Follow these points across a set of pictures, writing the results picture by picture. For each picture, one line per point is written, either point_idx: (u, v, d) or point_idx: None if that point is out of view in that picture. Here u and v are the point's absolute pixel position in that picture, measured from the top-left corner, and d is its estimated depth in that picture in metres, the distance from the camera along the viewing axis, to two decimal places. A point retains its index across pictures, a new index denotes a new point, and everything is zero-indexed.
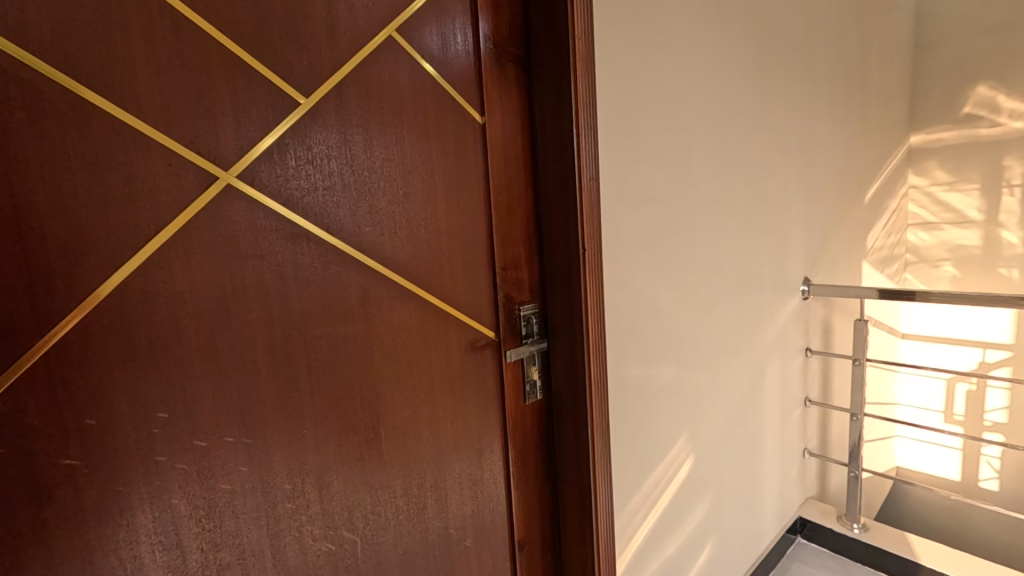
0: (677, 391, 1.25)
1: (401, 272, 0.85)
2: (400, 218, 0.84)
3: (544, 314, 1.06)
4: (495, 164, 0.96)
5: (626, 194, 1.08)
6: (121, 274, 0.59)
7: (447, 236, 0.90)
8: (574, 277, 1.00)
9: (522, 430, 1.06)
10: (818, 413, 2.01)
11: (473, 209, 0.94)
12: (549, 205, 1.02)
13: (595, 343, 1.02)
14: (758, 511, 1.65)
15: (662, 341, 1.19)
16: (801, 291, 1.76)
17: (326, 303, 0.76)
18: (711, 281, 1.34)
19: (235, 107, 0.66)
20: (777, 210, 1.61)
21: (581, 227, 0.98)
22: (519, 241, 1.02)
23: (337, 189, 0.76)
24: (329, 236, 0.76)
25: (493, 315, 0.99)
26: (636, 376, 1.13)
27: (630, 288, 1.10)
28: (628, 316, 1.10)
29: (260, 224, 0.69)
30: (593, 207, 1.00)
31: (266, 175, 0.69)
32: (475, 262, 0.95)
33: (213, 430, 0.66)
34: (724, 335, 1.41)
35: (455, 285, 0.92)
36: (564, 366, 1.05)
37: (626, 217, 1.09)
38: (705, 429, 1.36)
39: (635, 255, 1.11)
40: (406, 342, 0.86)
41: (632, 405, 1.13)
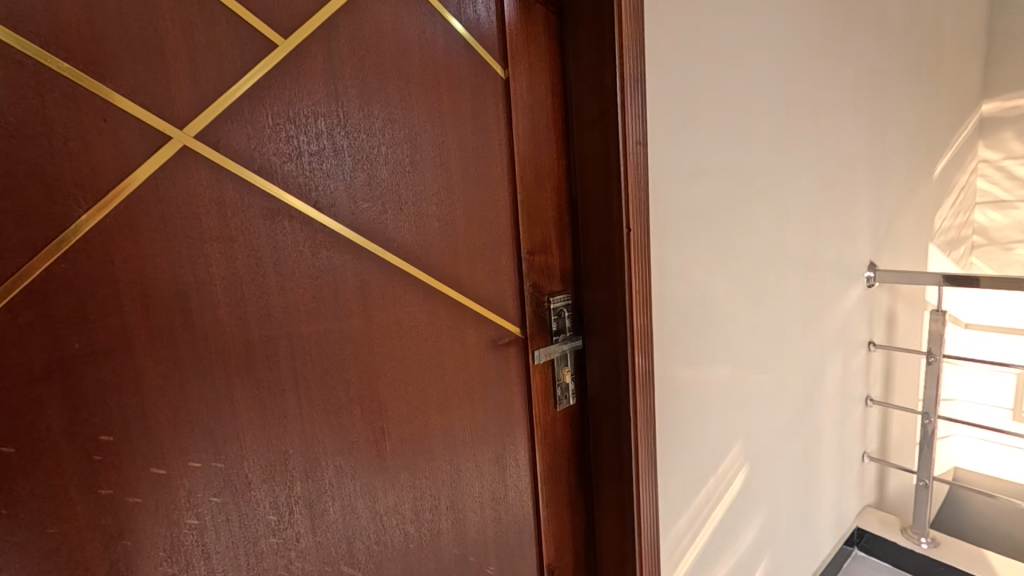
0: (731, 394, 1.08)
1: (409, 257, 0.70)
2: (407, 193, 0.69)
3: (578, 306, 0.91)
4: (520, 129, 0.81)
5: (677, 165, 0.91)
6: (44, 261, 0.46)
7: (463, 214, 0.76)
8: (617, 262, 0.84)
9: (552, 441, 0.92)
10: (878, 413, 1.81)
11: (494, 182, 0.79)
12: (586, 178, 0.86)
13: (641, 341, 0.87)
14: (814, 523, 1.48)
15: (715, 338, 1.02)
16: (866, 278, 1.56)
17: (317, 296, 0.62)
18: (770, 268, 1.16)
19: (193, 48, 0.52)
20: (842, 185, 1.41)
21: (627, 203, 0.82)
22: (549, 221, 0.86)
23: (327, 155, 0.62)
24: (318, 213, 0.62)
25: (519, 309, 0.84)
26: (686, 378, 0.97)
27: (680, 276, 0.93)
28: (677, 309, 0.94)
29: (229, 198, 0.55)
30: (640, 178, 0.83)
31: (234, 136, 0.55)
32: (498, 246, 0.80)
33: (176, 453, 0.54)
34: (784, 328, 1.23)
35: (473, 272, 0.78)
36: (602, 366, 0.90)
37: (677, 192, 0.92)
38: (761, 435, 1.19)
39: (685, 237, 0.94)
40: (415, 342, 0.72)
41: (680, 411, 0.97)
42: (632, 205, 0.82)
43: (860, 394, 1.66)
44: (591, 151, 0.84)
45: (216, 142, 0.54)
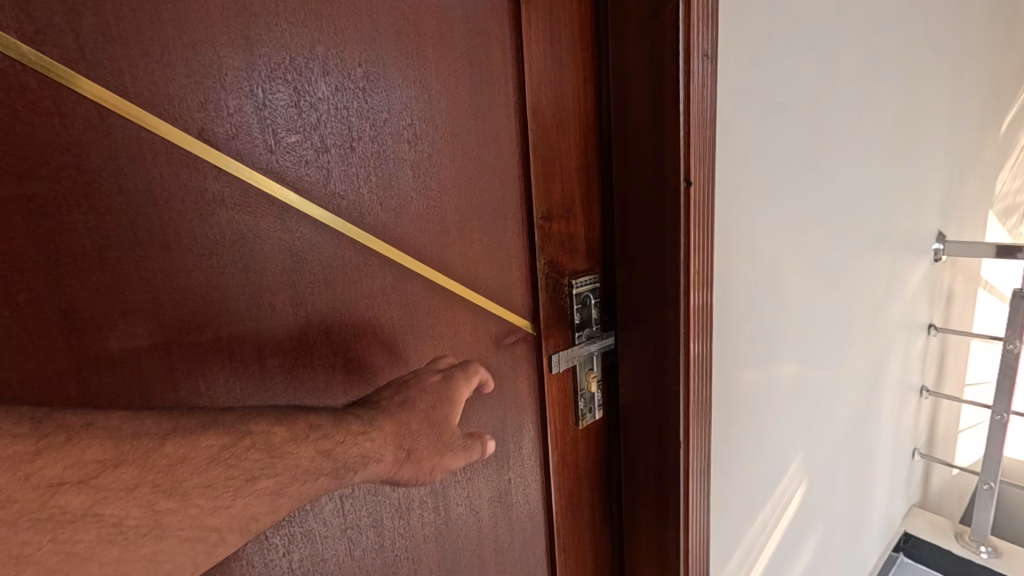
0: (795, 398, 0.87)
1: (371, 224, 0.47)
2: (365, 125, 0.45)
3: (610, 290, 0.69)
4: (533, 37, 0.56)
5: (750, 96, 0.66)
6: None
7: (451, 161, 0.52)
8: (668, 230, 0.61)
9: (574, 466, 0.71)
10: (930, 403, 1.60)
11: (496, 117, 0.55)
12: (627, 113, 0.62)
13: (696, 339, 0.65)
14: (865, 533, 1.29)
15: (782, 330, 0.80)
16: (934, 251, 1.33)
17: (218, 282, 0.39)
18: (842, 240, 0.93)
19: None
20: (918, 138, 1.16)
21: (686, 146, 0.58)
22: (571, 174, 0.63)
23: (227, 56, 0.38)
24: (213, 151, 0.38)
25: (531, 296, 0.61)
26: (747, 383, 0.75)
27: (746, 251, 0.70)
28: (742, 293, 0.71)
29: (36, 116, 0.32)
30: (706, 111, 0.59)
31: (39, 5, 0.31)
32: (504, 208, 0.57)
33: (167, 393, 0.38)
34: (852, 314, 1.00)
35: (468, 244, 0.55)
36: (642, 370, 0.68)
37: (749, 133, 0.67)
38: (821, 444, 0.99)
39: (754, 198, 0.70)
40: (383, 348, 0.49)
41: (738, 425, 0.76)
42: (692, 150, 0.59)
43: (916, 384, 1.45)
44: (634, 72, 0.60)
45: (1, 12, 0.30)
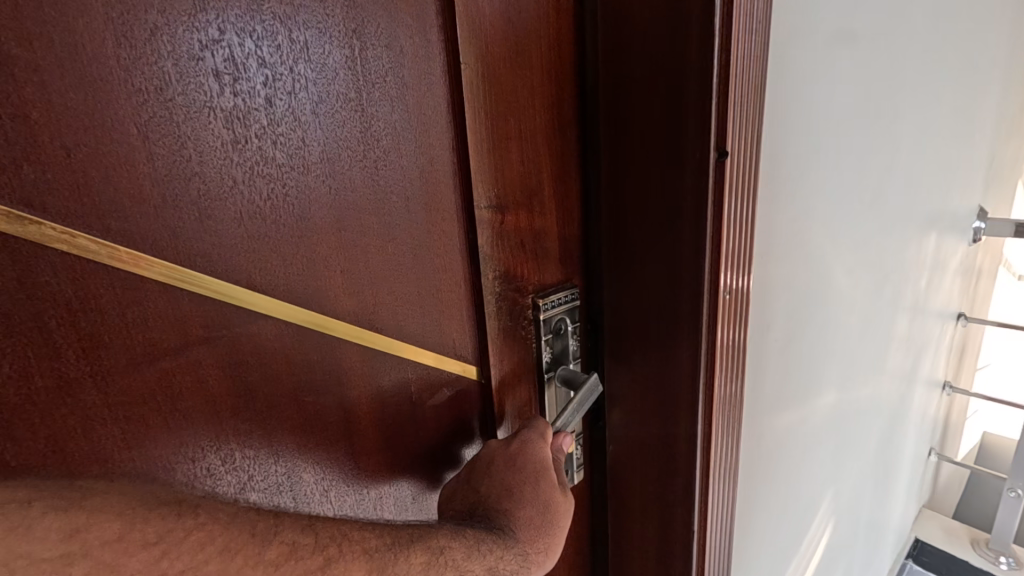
0: (830, 430, 0.69)
1: (149, 231, 0.25)
2: (107, 39, 0.23)
3: (596, 306, 0.48)
4: None
5: (807, 14, 0.44)
6: None
7: (321, 111, 0.29)
8: (683, 225, 0.40)
9: None
10: (948, 398, 1.46)
11: (408, 37, 0.32)
12: (619, 37, 0.39)
13: (721, 382, 0.44)
14: (881, 553, 1.16)
15: (818, 349, 0.60)
16: (975, 230, 1.15)
17: None
18: (895, 226, 0.73)
19: None
20: (977, 96, 0.96)
21: (722, 89, 0.36)
22: (538, 135, 0.40)
23: None
24: None
25: (478, 326, 0.40)
26: (781, 423, 0.57)
27: (788, 248, 0.50)
28: (780, 307, 0.52)
29: None
30: (753, 32, 0.37)
31: None
32: (427, 193, 0.35)
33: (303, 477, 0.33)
34: (895, 314, 0.82)
35: (360, 257, 0.33)
36: (640, 421, 0.48)
37: (806, 76, 0.46)
38: (852, 475, 0.82)
39: (801, 171, 0.49)
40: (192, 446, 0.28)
41: (768, 480, 0.58)
42: (731, 98, 0.37)
43: (939, 380, 1.29)
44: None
45: None
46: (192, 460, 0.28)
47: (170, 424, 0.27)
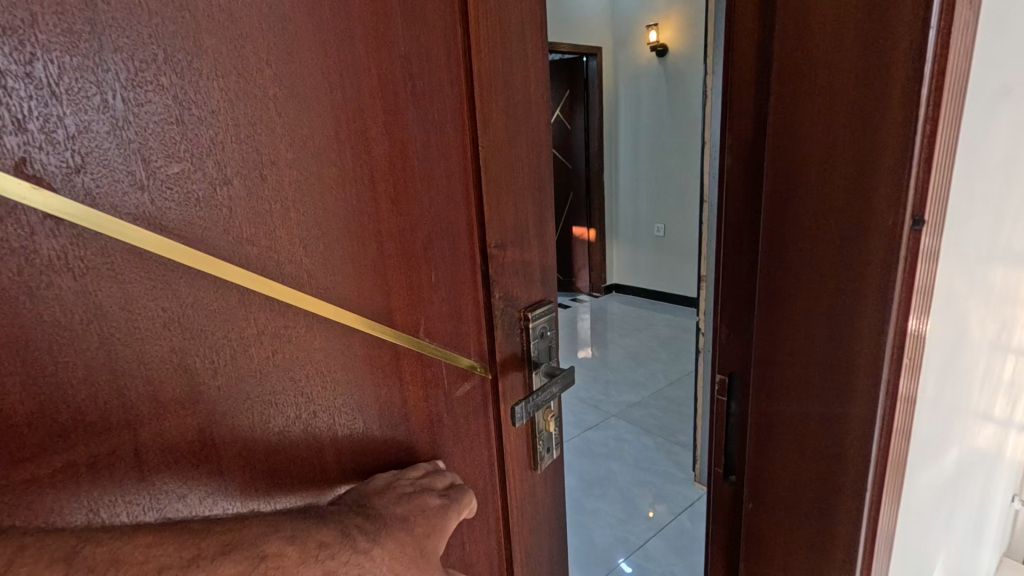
0: (954, 472, 0.78)
1: (294, 275, 0.36)
2: (280, 148, 0.34)
3: (733, 352, 0.57)
4: (486, 33, 0.47)
5: (982, 125, 0.54)
6: None
7: (394, 184, 0.42)
8: (866, 285, 0.45)
9: (536, 508, 0.64)
10: None
11: (445, 129, 0.46)
12: (794, 123, 0.46)
13: (902, 423, 0.49)
14: None
15: (952, 384, 0.68)
16: None
17: (72, 381, 0.27)
18: (1009, 280, 0.82)
19: None
20: None
21: (925, 163, 0.42)
22: (525, 190, 0.55)
23: (43, 28, 0.24)
24: (64, 202, 0.26)
25: (487, 332, 0.53)
26: (928, 464, 0.66)
27: (951, 318, 0.59)
28: (940, 366, 0.60)
29: None
30: (948, 110, 0.42)
31: None
32: (455, 237, 0.48)
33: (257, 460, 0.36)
34: (999, 362, 0.91)
35: (415, 287, 0.45)
36: (801, 459, 0.53)
37: (976, 174, 0.56)
38: (964, 512, 0.91)
39: (965, 230, 0.56)
40: (312, 424, 0.39)
41: (915, 515, 0.66)
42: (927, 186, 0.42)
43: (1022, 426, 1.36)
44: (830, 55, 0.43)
45: None
46: (314, 436, 0.39)
47: (132, 461, 0.29)
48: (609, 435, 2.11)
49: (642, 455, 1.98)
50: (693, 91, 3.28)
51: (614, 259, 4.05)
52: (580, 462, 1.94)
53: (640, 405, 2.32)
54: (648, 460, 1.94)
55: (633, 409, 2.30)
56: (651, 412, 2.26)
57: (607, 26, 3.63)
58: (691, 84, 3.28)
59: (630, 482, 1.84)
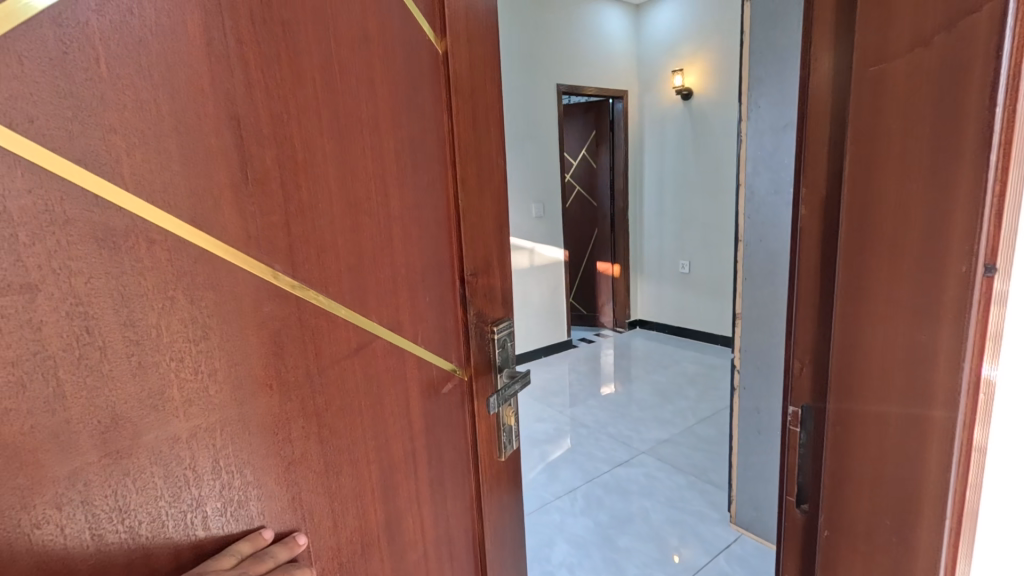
0: None
1: (339, 295, 0.49)
2: (335, 203, 0.48)
3: (806, 384, 0.53)
4: (462, 117, 0.65)
5: None
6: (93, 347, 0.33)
7: (401, 229, 0.56)
8: (942, 319, 0.42)
9: (499, 494, 0.77)
10: None
11: (435, 187, 0.61)
12: (871, 148, 0.43)
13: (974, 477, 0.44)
14: None
15: None
16: None
17: (204, 366, 0.38)
18: None
19: (164, 48, 0.35)
20: None
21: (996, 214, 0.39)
22: (489, 231, 0.71)
23: (205, 128, 0.37)
24: (210, 241, 0.38)
25: (465, 343, 0.68)
26: None
27: None
28: None
29: (63, 209, 0.31)
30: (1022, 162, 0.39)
31: (55, 109, 0.30)
32: (440, 268, 0.63)
33: (203, 536, 0.39)
34: None
35: (414, 305, 0.59)
36: (878, 499, 0.47)
37: None
38: None
39: None
40: (348, 411, 0.50)
41: None
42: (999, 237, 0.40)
43: None
44: (897, 101, 0.41)
45: (32, 120, 0.29)
46: (349, 420, 0.51)
47: (212, 452, 0.39)
48: (640, 472, 2.19)
49: (675, 493, 2.03)
50: (719, 133, 3.51)
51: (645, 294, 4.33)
52: (612, 499, 2.02)
53: (671, 443, 2.40)
54: (680, 499, 1.99)
55: (665, 446, 2.38)
56: (683, 450, 2.33)
57: (631, 67, 3.93)
58: (721, 124, 3.49)
59: (661, 520, 1.89)
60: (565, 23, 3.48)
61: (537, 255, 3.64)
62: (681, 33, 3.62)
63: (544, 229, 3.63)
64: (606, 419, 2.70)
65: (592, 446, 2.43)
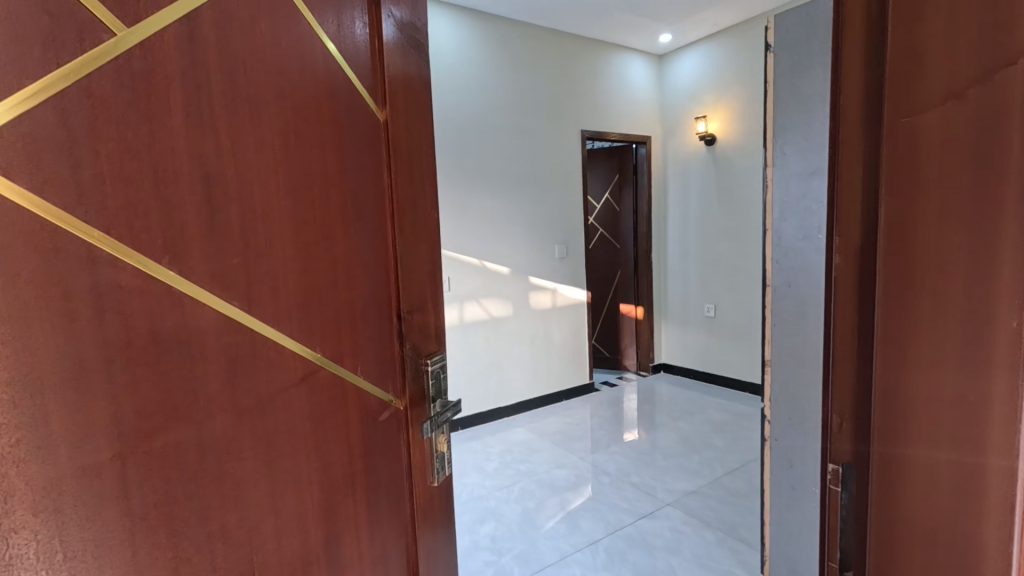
0: None
1: (288, 329, 0.55)
2: (289, 249, 0.55)
3: (848, 438, 0.52)
4: (399, 175, 0.74)
5: None
6: (87, 371, 0.38)
7: (345, 270, 0.63)
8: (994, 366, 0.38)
9: (432, 518, 0.82)
10: None
11: (376, 235, 0.69)
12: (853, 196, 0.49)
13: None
14: None
15: None
16: None
17: (170, 390, 0.43)
18: None
19: (152, 124, 0.42)
20: None
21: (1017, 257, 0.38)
22: (423, 274, 0.80)
23: (182, 185, 0.44)
24: (181, 280, 0.44)
25: (400, 374, 0.75)
26: None
27: None
28: None
29: (67, 254, 0.37)
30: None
31: (65, 173, 0.37)
32: (380, 306, 0.70)
33: (163, 548, 0.43)
34: None
35: (355, 340, 0.66)
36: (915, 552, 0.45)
37: None
38: None
39: None
40: (294, 435, 0.56)
41: None
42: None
43: None
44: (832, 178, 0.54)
45: (45, 183, 0.36)
46: (297, 443, 0.56)
47: (174, 468, 0.44)
48: (666, 526, 2.22)
49: (702, 549, 2.06)
50: (742, 179, 3.74)
51: (664, 339, 4.54)
52: (636, 554, 2.04)
53: (698, 496, 2.46)
54: (708, 555, 2.01)
55: (691, 498, 2.44)
56: (710, 504, 2.38)
57: (656, 116, 4.31)
58: (742, 171, 3.73)
59: None
60: (588, 76, 3.86)
61: (559, 296, 3.89)
62: (703, 86, 3.95)
63: (564, 272, 3.90)
64: (629, 467, 2.79)
65: (614, 497, 2.48)
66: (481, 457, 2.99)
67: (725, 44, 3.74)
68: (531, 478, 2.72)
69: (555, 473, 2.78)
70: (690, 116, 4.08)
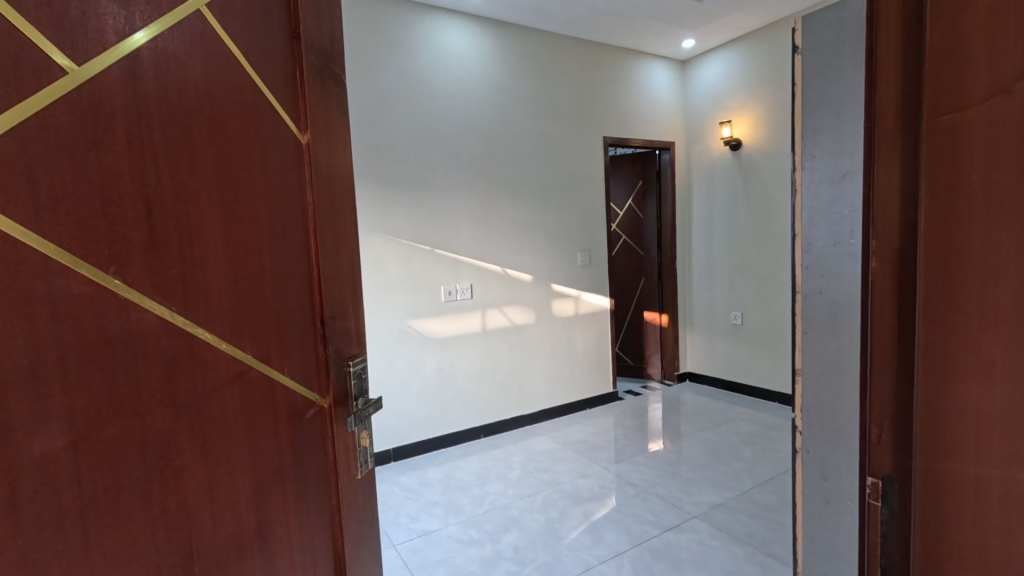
0: None
1: (221, 332, 0.61)
2: (220, 258, 0.61)
3: (887, 452, 0.60)
4: (318, 192, 0.82)
5: None
6: (39, 367, 0.43)
7: (270, 277, 0.70)
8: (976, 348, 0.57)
9: (356, 508, 0.89)
10: None
11: (299, 247, 0.76)
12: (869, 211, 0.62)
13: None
14: None
15: None
16: None
17: (116, 384, 0.49)
18: None
19: (101, 150, 0.48)
20: None
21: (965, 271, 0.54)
22: (344, 282, 0.88)
23: (126, 203, 0.50)
24: (126, 287, 0.49)
25: (325, 375, 0.82)
26: None
27: None
28: None
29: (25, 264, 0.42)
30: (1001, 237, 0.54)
31: (23, 193, 0.42)
32: (303, 312, 0.77)
33: (109, 528, 0.48)
34: None
35: (281, 342, 0.72)
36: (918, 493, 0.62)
37: None
38: None
39: None
40: (226, 428, 0.61)
41: None
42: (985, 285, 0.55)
43: None
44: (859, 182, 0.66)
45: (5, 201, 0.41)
46: (229, 434, 0.62)
47: (120, 455, 0.49)
48: (693, 539, 2.30)
49: (730, 564, 2.12)
50: (768, 184, 3.99)
51: (688, 343, 4.81)
52: (662, 567, 2.11)
53: (724, 510, 2.55)
54: (736, 569, 2.08)
55: (719, 511, 2.54)
56: (738, 517, 2.47)
57: (678, 122, 4.59)
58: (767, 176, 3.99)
59: None
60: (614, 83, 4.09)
61: (581, 304, 4.04)
62: (727, 92, 4.22)
63: (584, 280, 4.03)
64: (654, 478, 2.91)
65: (638, 508, 2.58)
66: (503, 466, 3.08)
67: (751, 49, 4.01)
68: (554, 488, 2.82)
69: (581, 484, 2.86)
70: (714, 121, 4.37)
